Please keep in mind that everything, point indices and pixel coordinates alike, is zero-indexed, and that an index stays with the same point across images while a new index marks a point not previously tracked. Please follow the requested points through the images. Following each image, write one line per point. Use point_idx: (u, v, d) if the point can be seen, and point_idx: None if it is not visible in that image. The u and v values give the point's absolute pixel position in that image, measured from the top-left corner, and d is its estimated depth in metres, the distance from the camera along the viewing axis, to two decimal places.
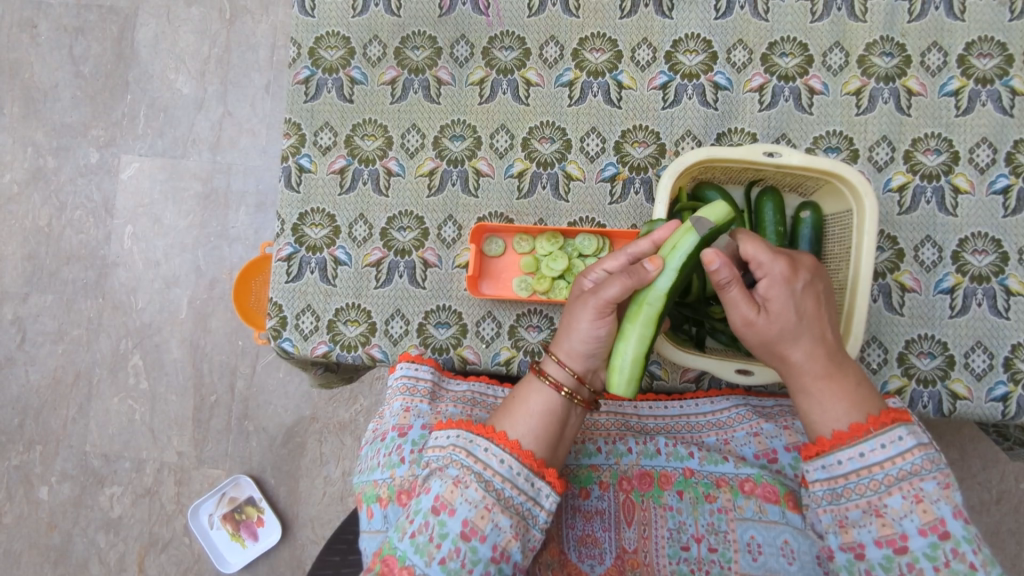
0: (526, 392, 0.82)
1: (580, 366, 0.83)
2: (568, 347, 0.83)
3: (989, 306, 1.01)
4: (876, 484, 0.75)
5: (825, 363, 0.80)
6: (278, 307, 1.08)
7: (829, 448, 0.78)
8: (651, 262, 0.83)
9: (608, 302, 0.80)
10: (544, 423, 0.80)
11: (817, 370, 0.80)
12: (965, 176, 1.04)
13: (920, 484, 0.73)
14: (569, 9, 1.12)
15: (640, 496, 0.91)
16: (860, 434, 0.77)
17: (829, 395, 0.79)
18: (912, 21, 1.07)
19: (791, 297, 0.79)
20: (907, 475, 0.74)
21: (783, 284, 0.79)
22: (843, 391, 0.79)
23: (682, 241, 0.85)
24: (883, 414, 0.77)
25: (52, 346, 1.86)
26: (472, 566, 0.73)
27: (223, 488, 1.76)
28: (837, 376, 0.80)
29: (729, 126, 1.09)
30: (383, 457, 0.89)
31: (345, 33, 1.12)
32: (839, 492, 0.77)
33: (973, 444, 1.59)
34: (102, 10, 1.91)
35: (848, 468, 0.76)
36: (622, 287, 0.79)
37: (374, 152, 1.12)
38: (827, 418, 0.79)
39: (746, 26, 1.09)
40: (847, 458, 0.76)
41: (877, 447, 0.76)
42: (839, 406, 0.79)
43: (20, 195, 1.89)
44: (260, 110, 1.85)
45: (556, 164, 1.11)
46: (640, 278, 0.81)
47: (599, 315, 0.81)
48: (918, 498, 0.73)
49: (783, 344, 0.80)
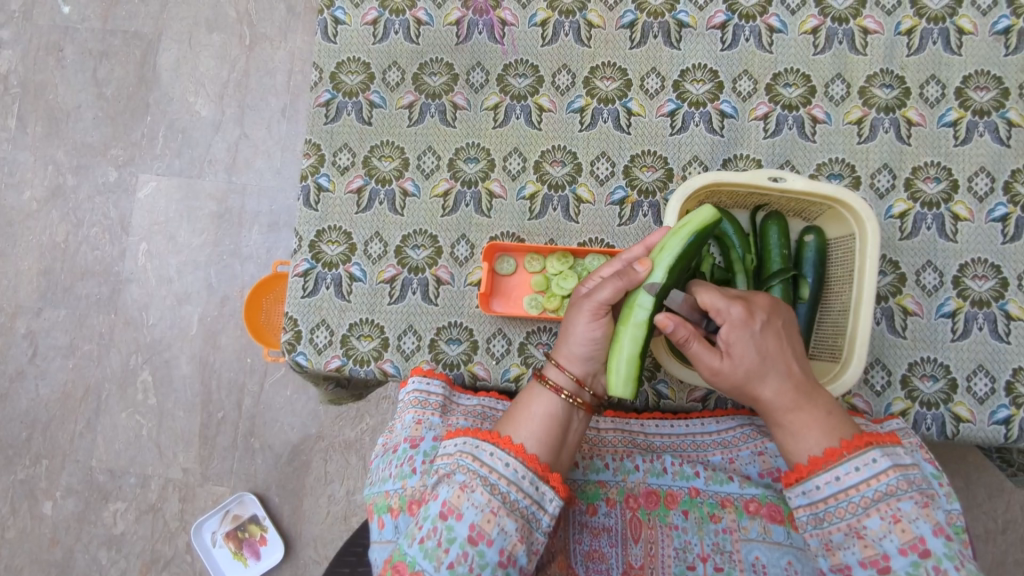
0: (530, 398, 0.85)
1: (579, 369, 0.86)
2: (568, 351, 0.86)
3: (990, 331, 1.03)
4: (854, 507, 0.77)
5: (793, 395, 0.82)
6: (294, 321, 1.10)
7: (807, 474, 0.79)
8: (641, 264, 0.88)
9: (602, 303, 0.85)
10: (547, 426, 0.82)
11: (788, 403, 0.81)
12: (964, 204, 1.07)
13: (897, 505, 0.75)
14: (581, 39, 1.16)
15: (647, 513, 0.92)
16: (834, 459, 0.78)
17: (801, 424, 0.81)
18: (911, 54, 1.11)
19: (750, 338, 0.82)
20: (884, 496, 0.76)
21: (741, 327, 0.82)
22: (814, 419, 0.81)
23: (671, 244, 0.91)
24: (855, 439, 0.79)
25: (62, 360, 1.88)
26: (481, 571, 0.75)
27: (227, 506, 1.76)
28: (807, 407, 0.81)
29: (735, 152, 1.12)
30: (395, 467, 0.91)
31: (365, 59, 1.17)
32: (821, 516, 0.78)
33: (979, 472, 1.59)
34: (127, 35, 1.98)
35: (827, 492, 0.78)
36: (614, 289, 0.85)
37: (391, 173, 1.15)
38: (802, 447, 0.81)
39: (751, 58, 1.13)
40: (824, 483, 0.78)
41: (851, 470, 0.77)
42: (811, 435, 0.80)
43: (39, 211, 1.93)
44: (276, 133, 1.90)
45: (567, 187, 1.14)
46: (632, 279, 0.86)
47: (594, 316, 0.86)
48: (896, 518, 0.75)
49: (752, 383, 0.82)
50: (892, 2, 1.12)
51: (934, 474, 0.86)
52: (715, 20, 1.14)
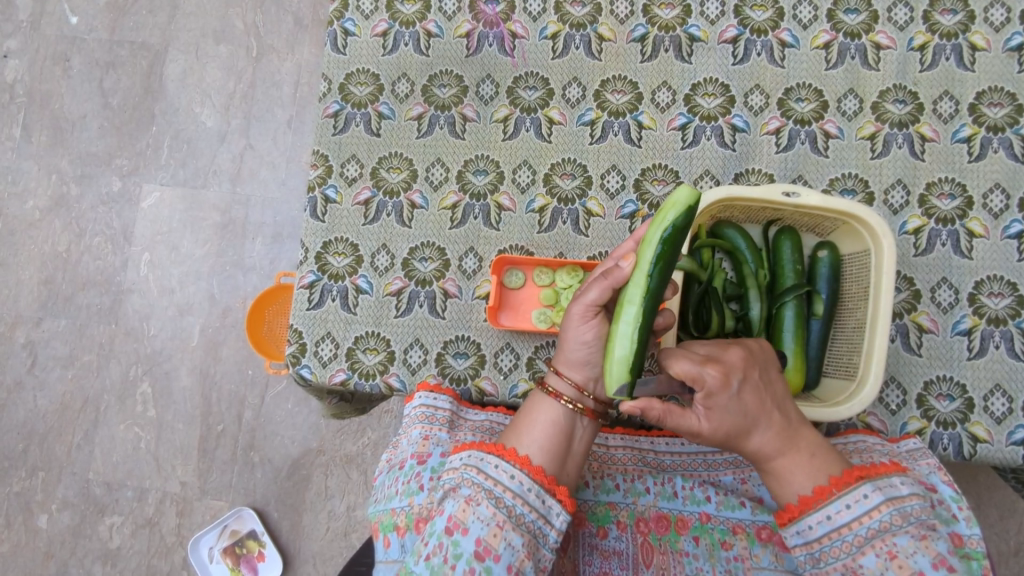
0: (533, 405, 0.84)
1: (578, 374, 0.85)
2: (564, 357, 0.85)
3: (1007, 349, 1.02)
4: (848, 545, 0.76)
5: (778, 445, 0.79)
6: (298, 333, 1.09)
7: (798, 515, 0.78)
8: (625, 259, 0.85)
9: (589, 304, 0.84)
10: (549, 433, 0.81)
11: (773, 455, 0.79)
12: (979, 220, 1.06)
13: (893, 540, 0.74)
14: (592, 52, 1.16)
15: (658, 538, 0.90)
16: (824, 497, 0.77)
17: (787, 471, 0.79)
18: (924, 70, 1.10)
19: (728, 400, 0.77)
20: (879, 532, 0.74)
21: (718, 392, 0.77)
22: (800, 465, 0.79)
23: (653, 235, 0.84)
24: (845, 475, 0.77)
25: (62, 371, 1.86)
26: None
27: (225, 521, 1.73)
28: (792, 453, 0.79)
29: (747, 166, 1.12)
30: (401, 484, 0.88)
31: (374, 70, 1.16)
32: (818, 556, 0.77)
33: (990, 492, 1.57)
34: (134, 46, 1.98)
35: (820, 532, 0.76)
36: (599, 288, 0.84)
37: (398, 184, 1.14)
38: (789, 490, 0.79)
39: (763, 72, 1.13)
40: (816, 522, 0.77)
41: (843, 508, 0.76)
42: (798, 479, 0.78)
43: (41, 220, 1.92)
44: (282, 143, 1.90)
45: (577, 200, 1.13)
46: (616, 276, 0.84)
47: (584, 319, 0.84)
48: (892, 554, 0.73)
49: (736, 440, 0.79)
50: (905, 18, 1.11)
51: (953, 498, 0.84)
52: (727, 35, 1.14)
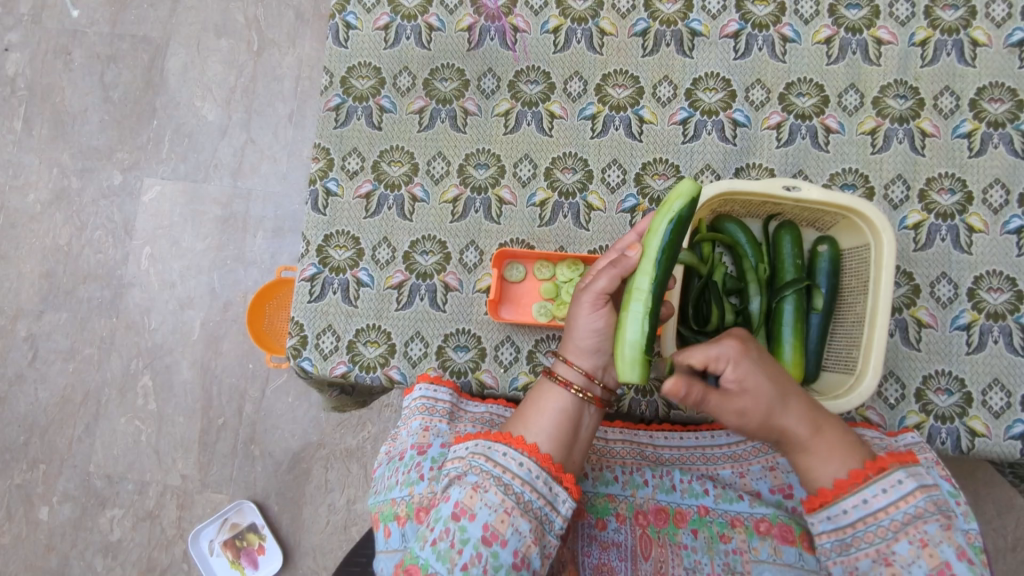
0: (540, 394, 0.83)
1: (587, 362, 0.84)
2: (572, 345, 0.85)
3: (1005, 343, 1.02)
4: (881, 531, 0.76)
5: (809, 425, 0.79)
6: (299, 326, 1.09)
7: (831, 498, 0.77)
8: (632, 249, 0.87)
9: (601, 292, 0.84)
10: (558, 423, 0.80)
11: (809, 430, 0.79)
12: (979, 215, 1.06)
13: (923, 528, 0.74)
14: (593, 46, 1.16)
15: (657, 531, 0.91)
16: (860, 481, 0.77)
17: (826, 445, 0.79)
18: (925, 65, 1.10)
19: (758, 368, 0.78)
20: (912, 519, 0.75)
21: (749, 360, 0.78)
22: (834, 437, 0.79)
23: (658, 226, 0.87)
24: (880, 459, 0.78)
25: (62, 364, 1.86)
26: (495, 572, 0.73)
27: (226, 514, 1.74)
28: (825, 425, 0.80)
29: (748, 161, 1.12)
30: (402, 474, 0.89)
31: (376, 63, 1.16)
32: (848, 542, 0.77)
33: (988, 488, 1.57)
34: (135, 39, 1.98)
35: (854, 517, 0.76)
36: (610, 276, 0.85)
37: (400, 178, 1.15)
38: (833, 466, 0.78)
39: (764, 66, 1.13)
40: (851, 506, 0.77)
41: (878, 492, 0.76)
42: (837, 453, 0.78)
43: (42, 214, 1.92)
44: (283, 138, 1.90)
45: (578, 194, 1.13)
46: (626, 265, 0.86)
47: (595, 307, 0.84)
48: (924, 542, 0.73)
49: (774, 415, 0.78)
50: (906, 13, 1.11)
51: (952, 493, 0.84)
52: (728, 29, 1.14)
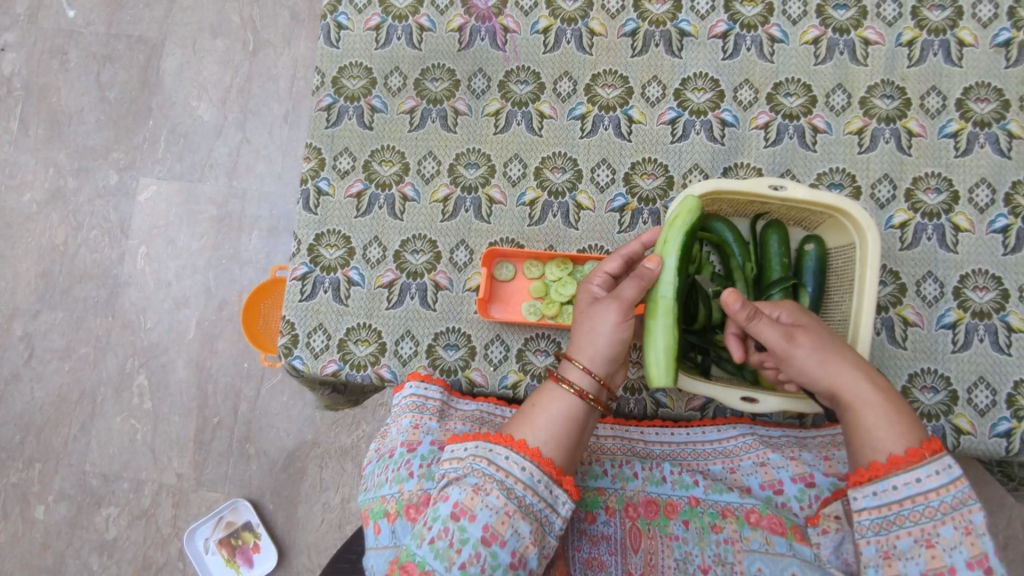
0: (548, 398, 0.84)
1: (604, 369, 0.86)
2: (593, 353, 0.86)
3: (991, 342, 1.03)
4: (929, 512, 0.73)
5: (870, 390, 0.80)
6: (291, 325, 1.10)
7: (884, 472, 0.75)
8: (651, 260, 0.92)
9: (631, 303, 0.88)
10: (565, 428, 0.81)
11: (870, 382, 0.81)
12: (964, 215, 1.07)
13: (971, 516, 0.72)
14: (583, 47, 1.17)
15: (646, 523, 0.91)
16: (915, 459, 0.74)
17: (888, 401, 0.79)
18: (912, 66, 1.11)
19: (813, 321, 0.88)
20: (960, 504, 0.73)
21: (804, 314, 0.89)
22: (898, 402, 0.79)
23: (674, 238, 0.93)
24: (935, 440, 0.76)
25: (58, 363, 1.87)
26: (493, 572, 0.74)
27: (221, 512, 1.75)
28: (888, 391, 0.81)
29: (736, 161, 1.12)
30: (392, 472, 0.89)
31: (367, 63, 1.17)
32: (889, 520, 0.74)
33: (979, 486, 1.58)
34: (131, 39, 1.98)
35: (904, 494, 0.74)
36: (638, 288, 0.89)
37: (390, 177, 1.15)
38: (895, 422, 0.77)
39: (752, 66, 1.14)
40: (902, 483, 0.74)
41: (932, 473, 0.73)
42: (899, 415, 0.78)
43: (38, 214, 1.93)
44: (277, 138, 1.90)
45: (567, 194, 1.14)
46: (649, 276, 0.91)
47: (624, 317, 0.86)
48: (970, 530, 0.72)
49: (831, 354, 0.83)
50: (893, 14, 1.12)
51: None
52: (716, 30, 1.15)
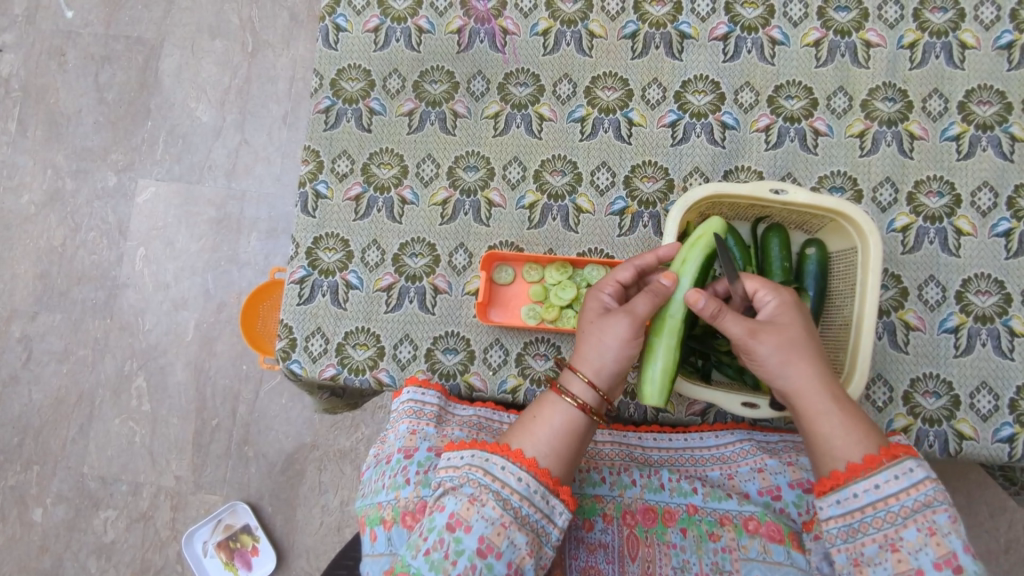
0: (548, 409, 0.82)
1: (607, 385, 0.84)
2: (598, 366, 0.83)
3: (993, 346, 1.02)
4: (891, 517, 0.72)
5: (828, 399, 0.78)
6: (288, 328, 1.09)
7: (844, 481, 0.74)
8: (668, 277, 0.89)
9: (643, 317, 0.84)
10: (565, 441, 0.80)
11: (829, 392, 0.79)
12: (967, 218, 1.06)
13: (933, 517, 0.70)
14: (583, 49, 1.16)
15: (645, 531, 0.90)
16: (873, 466, 0.74)
17: (845, 415, 0.77)
18: (914, 68, 1.10)
19: (797, 313, 0.84)
20: (922, 506, 0.71)
21: (793, 304, 0.85)
22: (857, 417, 0.78)
23: (693, 260, 0.93)
24: (894, 447, 0.75)
25: (56, 365, 1.86)
26: None
27: (219, 515, 1.74)
28: (848, 403, 0.79)
29: (737, 164, 1.12)
30: (388, 479, 0.88)
31: (366, 65, 1.16)
32: (855, 527, 0.73)
33: (980, 490, 1.57)
34: (130, 40, 1.98)
35: (865, 501, 0.73)
36: (652, 303, 0.86)
37: (389, 180, 1.15)
38: (852, 439, 0.76)
39: (753, 68, 1.13)
40: (862, 490, 0.73)
41: (890, 479, 0.72)
42: (857, 433, 0.76)
43: (36, 215, 1.92)
44: (276, 139, 1.90)
45: (567, 196, 1.14)
46: (665, 292, 0.88)
47: (637, 333, 0.84)
48: (932, 530, 0.70)
49: (795, 357, 0.80)
50: (895, 15, 1.11)
51: None
52: (717, 32, 1.14)
